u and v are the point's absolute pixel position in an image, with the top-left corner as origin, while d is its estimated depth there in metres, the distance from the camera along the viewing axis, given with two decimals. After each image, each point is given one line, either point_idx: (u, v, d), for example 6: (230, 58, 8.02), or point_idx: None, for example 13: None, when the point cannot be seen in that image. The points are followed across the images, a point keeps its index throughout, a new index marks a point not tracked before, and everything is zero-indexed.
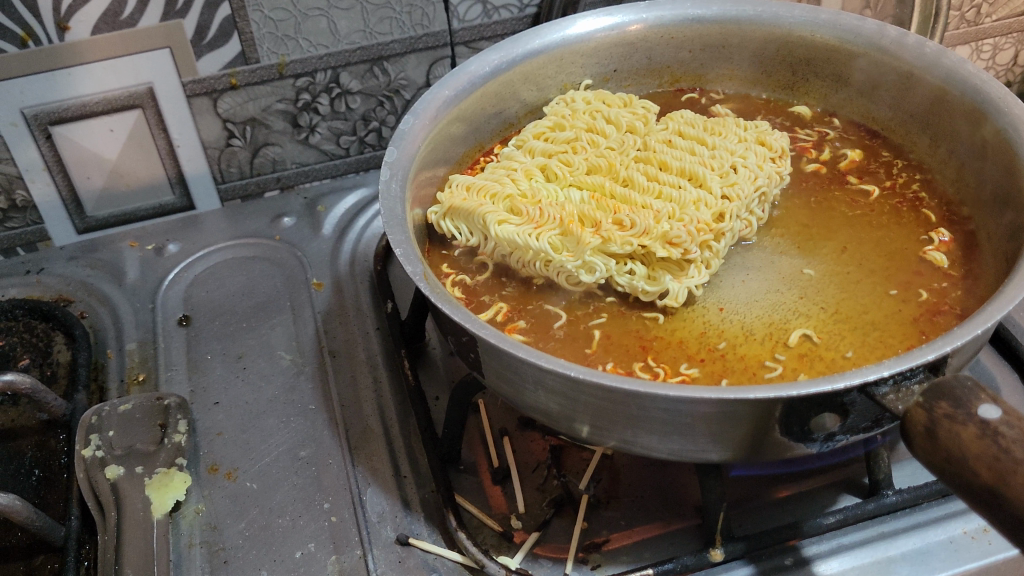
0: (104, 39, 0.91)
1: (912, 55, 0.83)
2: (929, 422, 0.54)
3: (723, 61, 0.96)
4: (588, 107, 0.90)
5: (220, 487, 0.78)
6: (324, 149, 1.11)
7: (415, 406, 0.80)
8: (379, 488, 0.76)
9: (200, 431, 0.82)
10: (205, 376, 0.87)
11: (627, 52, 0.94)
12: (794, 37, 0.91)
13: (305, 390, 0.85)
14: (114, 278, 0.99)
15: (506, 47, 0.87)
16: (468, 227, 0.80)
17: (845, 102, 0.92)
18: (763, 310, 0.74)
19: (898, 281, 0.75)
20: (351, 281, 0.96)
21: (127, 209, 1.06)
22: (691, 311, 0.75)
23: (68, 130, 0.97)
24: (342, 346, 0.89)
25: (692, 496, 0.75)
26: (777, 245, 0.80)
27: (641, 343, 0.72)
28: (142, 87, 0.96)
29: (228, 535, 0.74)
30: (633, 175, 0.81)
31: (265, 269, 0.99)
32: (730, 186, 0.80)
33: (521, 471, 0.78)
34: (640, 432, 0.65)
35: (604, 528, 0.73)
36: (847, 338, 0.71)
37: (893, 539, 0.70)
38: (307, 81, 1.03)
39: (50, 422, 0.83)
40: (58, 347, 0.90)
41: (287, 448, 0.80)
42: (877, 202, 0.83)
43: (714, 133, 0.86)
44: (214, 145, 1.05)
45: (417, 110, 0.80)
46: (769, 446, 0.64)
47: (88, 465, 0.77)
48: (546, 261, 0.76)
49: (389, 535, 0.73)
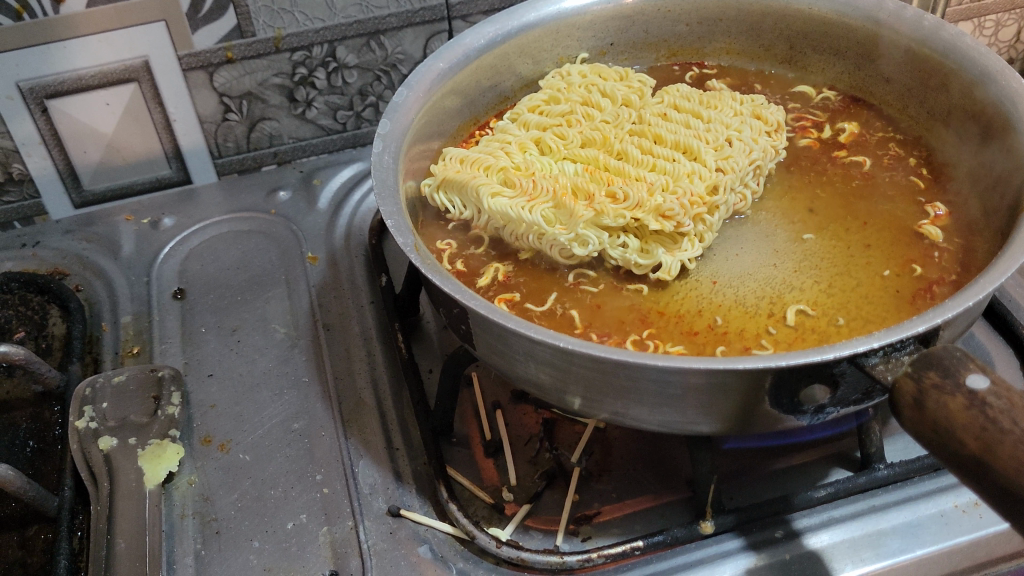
0: (99, 12, 0.92)
1: (910, 28, 0.83)
2: (917, 392, 0.54)
3: (719, 35, 0.95)
4: (583, 81, 0.89)
5: (213, 459, 0.78)
6: (322, 124, 1.11)
7: (409, 380, 0.80)
8: (372, 460, 0.76)
9: (194, 403, 0.82)
10: (199, 350, 0.87)
11: (623, 26, 0.93)
12: (792, 10, 0.90)
13: (298, 362, 0.85)
14: (109, 251, 0.98)
15: (501, 19, 0.87)
16: (461, 200, 0.79)
17: (843, 76, 0.92)
18: (757, 284, 0.74)
19: (893, 257, 0.75)
20: (346, 255, 0.96)
21: (124, 183, 1.06)
22: (684, 285, 0.75)
23: (64, 103, 0.97)
24: (336, 319, 0.89)
25: (684, 470, 0.75)
26: (771, 218, 0.80)
27: (634, 316, 0.72)
28: (137, 60, 0.96)
29: (220, 506, 0.74)
30: (627, 149, 0.81)
31: (261, 243, 0.99)
32: (724, 160, 0.79)
33: (514, 444, 0.78)
34: (629, 403, 0.65)
35: (595, 500, 0.73)
36: (841, 311, 0.71)
37: (883, 512, 0.70)
38: (303, 56, 1.03)
39: (45, 395, 0.83)
40: (53, 320, 0.90)
41: (280, 420, 0.80)
42: (874, 175, 0.83)
43: (709, 107, 0.86)
44: (210, 120, 1.05)
45: (411, 83, 0.80)
46: (758, 418, 0.64)
47: (81, 436, 0.77)
48: (538, 233, 0.76)
49: (381, 506, 0.73)
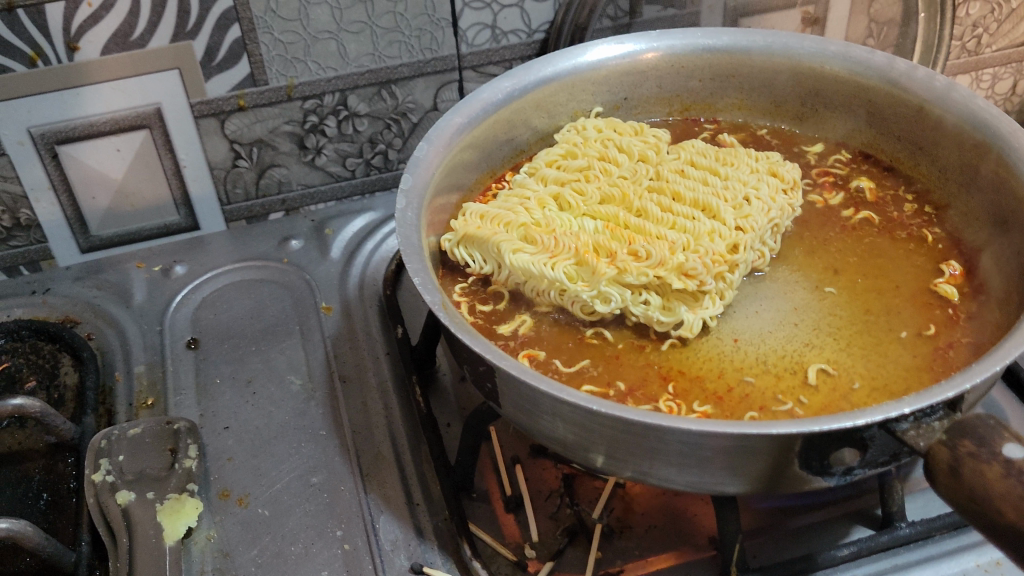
0: (113, 59, 0.95)
1: (922, 88, 0.84)
2: (953, 460, 0.55)
3: (732, 90, 0.95)
4: (599, 135, 0.89)
5: (232, 514, 0.77)
6: (330, 171, 1.12)
7: (428, 434, 0.79)
8: (392, 516, 0.76)
9: (210, 455, 0.82)
10: (214, 401, 0.86)
11: (637, 81, 0.94)
12: (804, 68, 0.90)
13: (316, 416, 0.84)
14: (121, 299, 0.95)
15: (518, 74, 0.88)
16: (481, 255, 0.80)
17: (854, 132, 0.92)
18: (777, 343, 0.75)
19: (910, 318, 0.76)
20: (360, 305, 0.93)
21: (132, 229, 1.09)
22: (706, 341, 0.76)
23: (74, 149, 1.00)
24: (352, 371, 0.88)
25: (705, 526, 0.75)
26: (789, 276, 0.81)
27: (654, 373, 0.73)
28: (150, 107, 1.00)
29: (240, 563, 0.74)
30: (647, 206, 0.80)
31: (274, 292, 0.96)
32: (744, 218, 0.79)
33: (534, 500, 0.78)
34: (658, 462, 0.65)
35: (618, 557, 0.73)
36: (861, 371, 0.72)
37: (908, 570, 0.70)
38: (315, 104, 1.05)
39: (57, 446, 0.84)
40: (65, 369, 0.89)
41: (298, 474, 0.80)
42: (887, 233, 0.84)
43: (726, 163, 0.85)
44: (220, 166, 1.07)
45: (431, 137, 0.81)
46: (786, 479, 0.65)
47: (98, 490, 0.77)
48: (560, 290, 0.76)
49: (403, 563, 0.73)
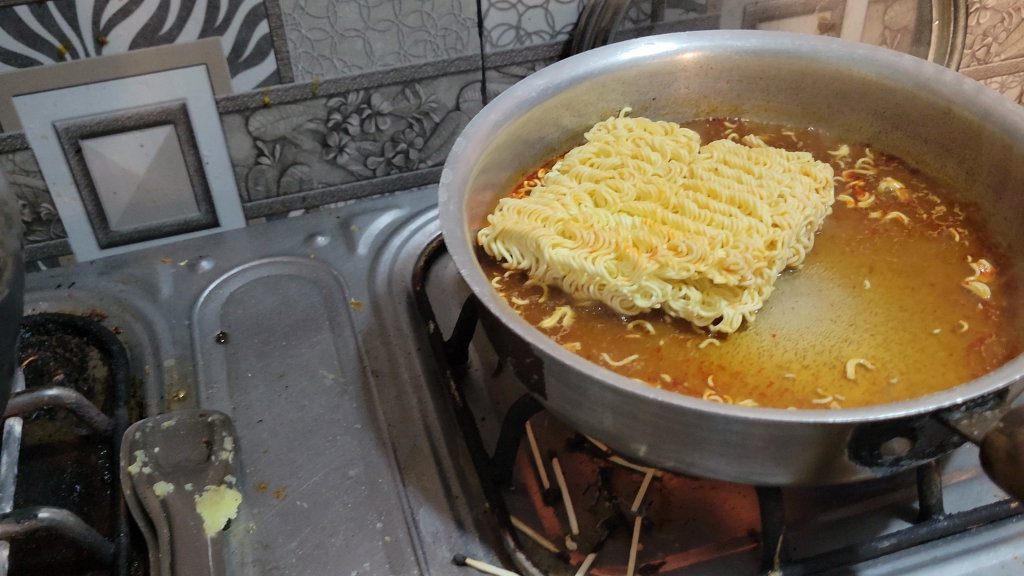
0: (141, 54, 0.95)
1: (950, 91, 0.85)
2: (1011, 447, 0.56)
3: (759, 92, 0.96)
4: (631, 134, 0.90)
5: (270, 506, 0.77)
6: (352, 170, 1.12)
7: (465, 427, 0.80)
8: (432, 508, 0.77)
9: (246, 448, 0.81)
10: (247, 395, 0.85)
11: (666, 81, 0.94)
12: (830, 71, 0.92)
13: (349, 409, 0.84)
14: (147, 293, 0.95)
15: (551, 73, 0.88)
16: (519, 250, 0.80)
17: (879, 134, 0.93)
18: (815, 337, 0.76)
19: (944, 315, 0.77)
20: (389, 300, 0.94)
21: (152, 225, 1.08)
22: (745, 336, 0.76)
23: (98, 144, 1.00)
24: (385, 365, 0.88)
25: (744, 518, 0.76)
26: (823, 273, 0.82)
27: (694, 366, 0.74)
28: (176, 103, 1.00)
29: (281, 554, 0.74)
30: (684, 203, 0.81)
31: (303, 287, 0.96)
32: (780, 216, 0.80)
33: (572, 493, 0.78)
34: (709, 452, 0.66)
35: (659, 550, 0.74)
36: (899, 365, 0.73)
37: (947, 562, 0.71)
38: (339, 102, 1.05)
39: (89, 439, 0.84)
40: (93, 362, 0.89)
41: (335, 467, 0.80)
42: (916, 233, 0.85)
43: (759, 162, 0.86)
44: (243, 163, 1.07)
45: (468, 133, 0.82)
46: (835, 469, 0.65)
47: (135, 482, 0.77)
48: (600, 284, 0.77)
49: (445, 555, 0.73)
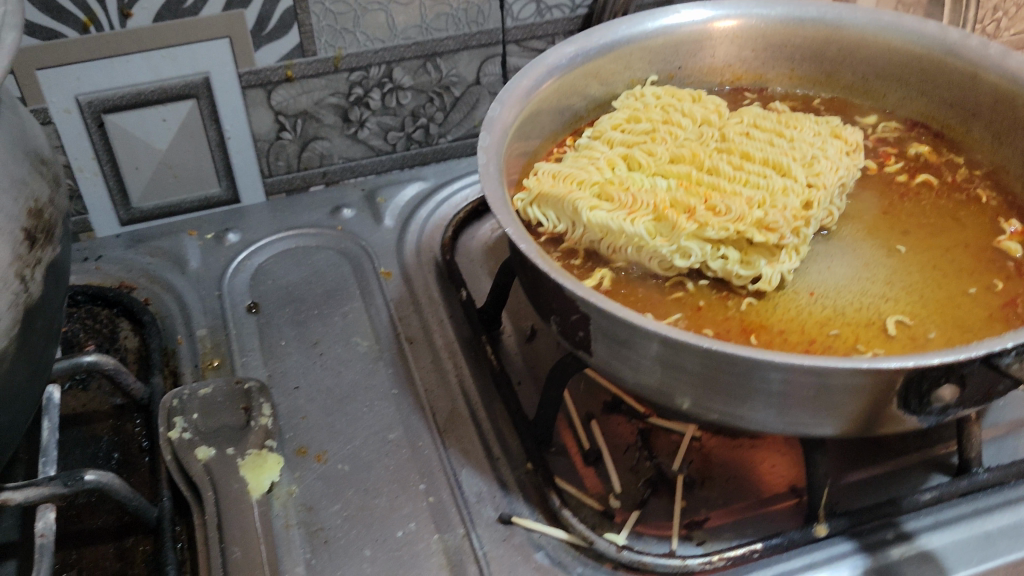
0: (165, 27, 0.94)
1: (976, 55, 0.86)
2: None
3: (784, 60, 0.97)
4: (658, 102, 0.91)
5: (311, 469, 0.77)
6: (372, 145, 1.13)
7: (502, 390, 0.80)
8: (474, 469, 0.77)
9: (284, 414, 0.81)
10: (282, 362, 0.86)
11: (693, 50, 0.96)
12: (855, 38, 0.93)
13: (385, 375, 0.85)
14: (176, 265, 0.95)
15: (580, 40, 0.89)
16: (555, 214, 0.80)
17: (904, 101, 0.94)
18: (853, 295, 0.77)
19: (978, 273, 0.78)
20: (420, 270, 0.95)
21: (173, 201, 1.08)
22: (783, 295, 0.77)
23: (121, 118, 0.99)
24: (419, 332, 0.89)
25: (784, 475, 0.77)
26: (856, 235, 0.83)
27: (735, 324, 0.74)
28: (199, 76, 0.99)
29: (325, 516, 0.73)
30: (719, 164, 0.82)
31: (332, 258, 0.97)
32: (816, 176, 0.81)
33: (613, 453, 0.79)
34: (756, 405, 0.66)
35: (703, 507, 0.75)
36: (937, 320, 0.74)
37: (988, 514, 0.73)
38: (360, 76, 1.05)
39: (123, 408, 0.84)
40: (124, 334, 0.89)
41: (374, 431, 0.80)
42: (944, 195, 0.86)
43: (789, 126, 0.87)
44: (264, 138, 1.07)
45: (503, 98, 0.82)
46: (883, 419, 0.66)
47: (176, 447, 0.76)
48: (638, 246, 0.77)
49: (491, 514, 0.74)
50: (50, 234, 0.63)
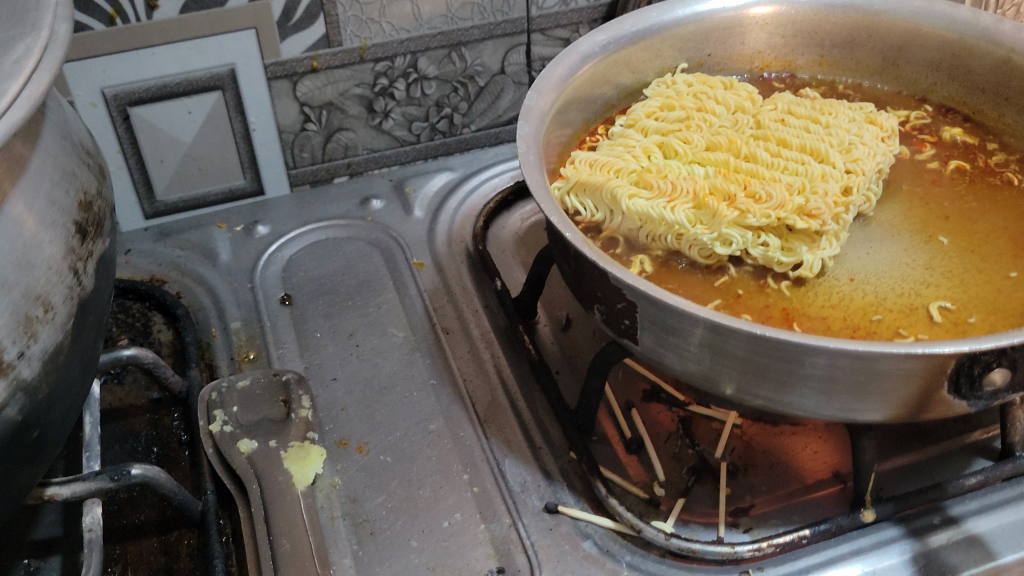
0: (191, 19, 0.93)
1: (1010, 40, 0.86)
2: None
3: (814, 46, 0.97)
4: (691, 89, 0.91)
5: (353, 461, 0.77)
6: (396, 136, 1.13)
7: (542, 379, 0.80)
8: (517, 459, 0.77)
9: (323, 406, 0.81)
10: (318, 354, 0.85)
11: (723, 37, 0.95)
12: (887, 23, 0.93)
13: (422, 365, 0.85)
14: (207, 258, 0.95)
15: (612, 27, 0.88)
16: (593, 203, 0.81)
17: (935, 86, 0.94)
18: (893, 281, 0.76)
19: (1018, 258, 0.78)
20: (453, 262, 0.95)
21: (198, 193, 1.07)
22: (825, 282, 0.76)
23: (146, 111, 0.98)
24: (454, 322, 0.89)
25: (826, 460, 0.77)
26: (894, 222, 0.83)
27: (777, 311, 0.74)
28: (224, 68, 0.98)
29: (370, 508, 0.73)
30: (756, 151, 0.83)
31: (362, 249, 0.97)
32: (854, 162, 0.81)
33: (654, 442, 0.79)
34: (804, 391, 0.65)
35: (747, 493, 0.75)
36: (979, 305, 0.73)
37: None
38: (386, 66, 1.05)
39: (160, 401, 0.83)
40: (157, 327, 0.89)
41: (415, 422, 0.80)
42: (978, 179, 0.86)
43: (824, 113, 0.88)
44: (289, 129, 1.06)
45: (539, 87, 0.81)
46: (932, 404, 0.65)
47: (219, 440, 0.75)
48: (678, 234, 0.77)
49: (536, 504, 0.73)
50: (100, 227, 0.62)
